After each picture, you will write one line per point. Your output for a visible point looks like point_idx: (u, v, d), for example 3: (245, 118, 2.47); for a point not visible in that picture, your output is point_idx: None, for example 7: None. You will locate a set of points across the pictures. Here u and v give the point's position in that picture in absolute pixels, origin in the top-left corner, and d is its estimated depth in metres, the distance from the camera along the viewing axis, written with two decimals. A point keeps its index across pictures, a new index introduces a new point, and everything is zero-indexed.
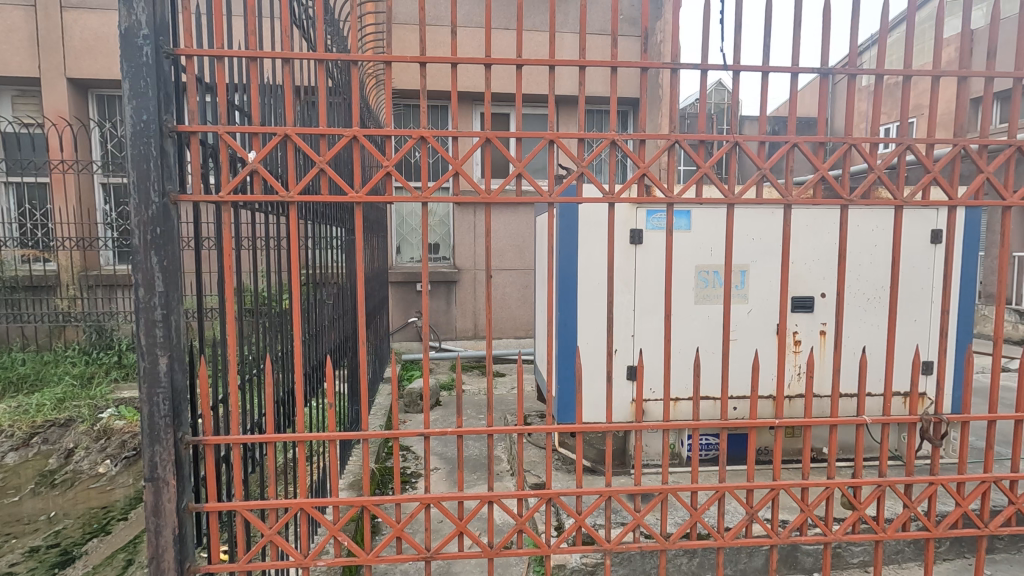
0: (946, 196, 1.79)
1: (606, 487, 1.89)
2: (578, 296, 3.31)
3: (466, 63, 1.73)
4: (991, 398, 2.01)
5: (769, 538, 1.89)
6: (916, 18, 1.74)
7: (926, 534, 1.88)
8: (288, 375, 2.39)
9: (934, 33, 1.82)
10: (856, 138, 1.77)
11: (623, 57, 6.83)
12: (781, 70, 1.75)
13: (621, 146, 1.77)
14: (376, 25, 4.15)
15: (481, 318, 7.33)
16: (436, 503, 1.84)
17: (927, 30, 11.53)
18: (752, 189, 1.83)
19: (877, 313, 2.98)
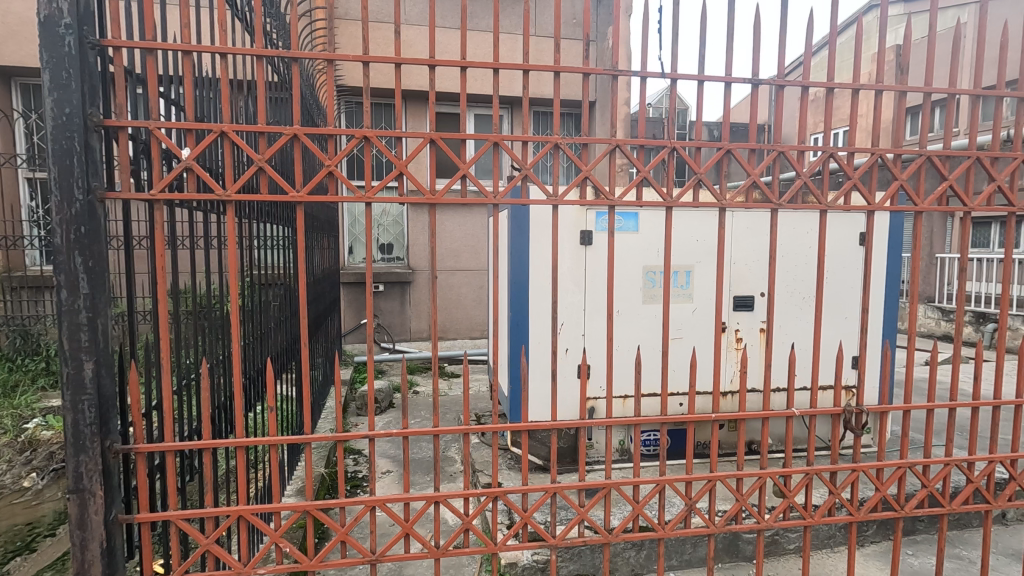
0: (865, 202, 1.90)
1: (552, 484, 1.91)
2: (529, 297, 3.34)
3: (410, 64, 1.70)
4: (907, 389, 2.15)
5: (706, 528, 1.96)
6: (835, 35, 1.85)
7: (850, 518, 1.99)
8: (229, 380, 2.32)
9: (857, 50, 1.93)
10: (784, 146, 1.87)
11: (565, 60, 6.98)
12: (715, 79, 1.81)
13: (565, 149, 1.79)
14: (321, 19, 4.07)
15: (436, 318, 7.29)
16: (381, 505, 1.81)
17: (855, 45, 12.25)
18: (690, 192, 1.90)
19: (808, 311, 3.15)
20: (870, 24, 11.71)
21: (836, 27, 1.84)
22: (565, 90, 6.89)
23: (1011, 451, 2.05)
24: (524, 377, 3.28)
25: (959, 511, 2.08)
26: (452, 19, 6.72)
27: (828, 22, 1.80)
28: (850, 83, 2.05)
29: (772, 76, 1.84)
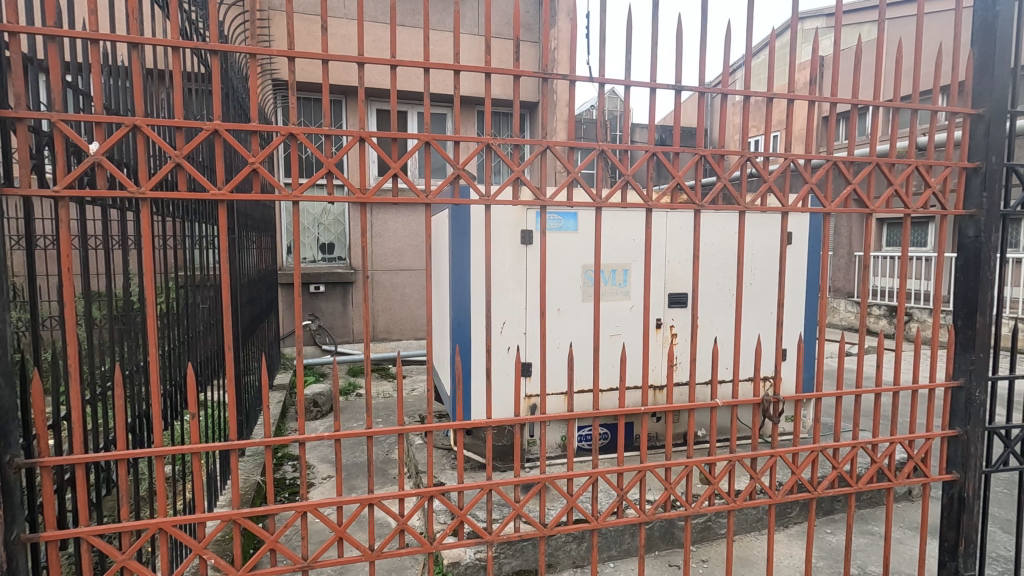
0: (779, 204, 2.02)
1: (488, 481, 1.91)
2: (470, 296, 3.36)
3: (338, 61, 1.66)
4: (821, 379, 2.31)
5: (638, 517, 2.02)
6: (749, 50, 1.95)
7: (769, 501, 2.12)
8: (143, 389, 2.21)
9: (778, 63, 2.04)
10: (705, 150, 1.96)
11: (497, 59, 7.08)
12: (640, 85, 1.86)
13: (496, 150, 1.81)
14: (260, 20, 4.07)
15: (380, 319, 7.18)
16: (312, 510, 1.76)
17: (782, 56, 12.98)
18: (619, 194, 1.96)
19: (746, 308, 3.32)
20: (796, 35, 12.43)
21: (753, 53, 1.93)
22: (496, 89, 7.00)
23: (909, 433, 2.23)
24: (468, 377, 3.30)
25: (867, 489, 2.25)
26: (380, 13, 6.66)
27: (744, 43, 1.89)
28: (764, 91, 2.16)
29: (695, 85, 1.90)
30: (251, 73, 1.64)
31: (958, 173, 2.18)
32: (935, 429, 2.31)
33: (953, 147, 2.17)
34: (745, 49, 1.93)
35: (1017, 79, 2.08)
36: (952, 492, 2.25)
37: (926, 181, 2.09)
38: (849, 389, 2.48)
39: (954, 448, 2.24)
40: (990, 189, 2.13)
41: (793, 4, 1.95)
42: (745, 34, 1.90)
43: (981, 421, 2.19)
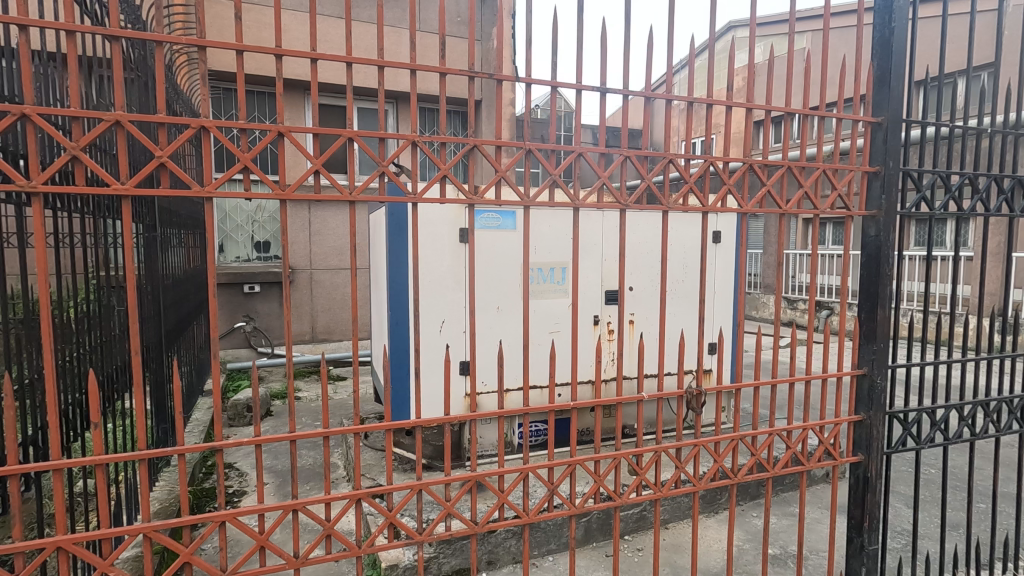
0: (700, 203, 2.10)
1: (417, 480, 1.86)
2: (409, 296, 3.34)
3: (254, 52, 1.56)
4: (739, 370, 2.43)
5: (568, 509, 2.05)
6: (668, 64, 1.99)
7: (694, 488, 2.20)
8: (36, 401, 2.09)
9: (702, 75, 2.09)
10: (630, 151, 1.99)
11: (422, 55, 7.07)
12: (566, 86, 1.87)
13: (422, 147, 1.78)
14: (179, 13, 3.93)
15: (319, 319, 7.01)
16: (231, 519, 1.65)
17: (712, 64, 13.57)
18: (546, 193, 1.98)
19: (679, 302, 3.46)
20: (720, 47, 13.08)
21: (674, 68, 2.00)
22: (422, 85, 7.01)
23: (820, 419, 2.38)
24: (406, 377, 3.29)
25: (783, 473, 2.38)
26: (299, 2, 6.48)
27: (667, 56, 1.94)
28: (685, 95, 2.21)
29: (619, 89, 1.92)
30: (154, 60, 1.51)
31: (861, 177, 2.34)
32: (843, 415, 2.47)
33: (856, 153, 2.33)
34: (667, 65, 1.99)
35: (913, 91, 2.24)
36: (858, 473, 2.42)
37: (833, 184, 2.23)
38: (766, 381, 2.65)
39: (860, 432, 2.41)
40: (889, 192, 2.30)
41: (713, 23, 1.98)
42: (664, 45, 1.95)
43: (882, 406, 2.37)
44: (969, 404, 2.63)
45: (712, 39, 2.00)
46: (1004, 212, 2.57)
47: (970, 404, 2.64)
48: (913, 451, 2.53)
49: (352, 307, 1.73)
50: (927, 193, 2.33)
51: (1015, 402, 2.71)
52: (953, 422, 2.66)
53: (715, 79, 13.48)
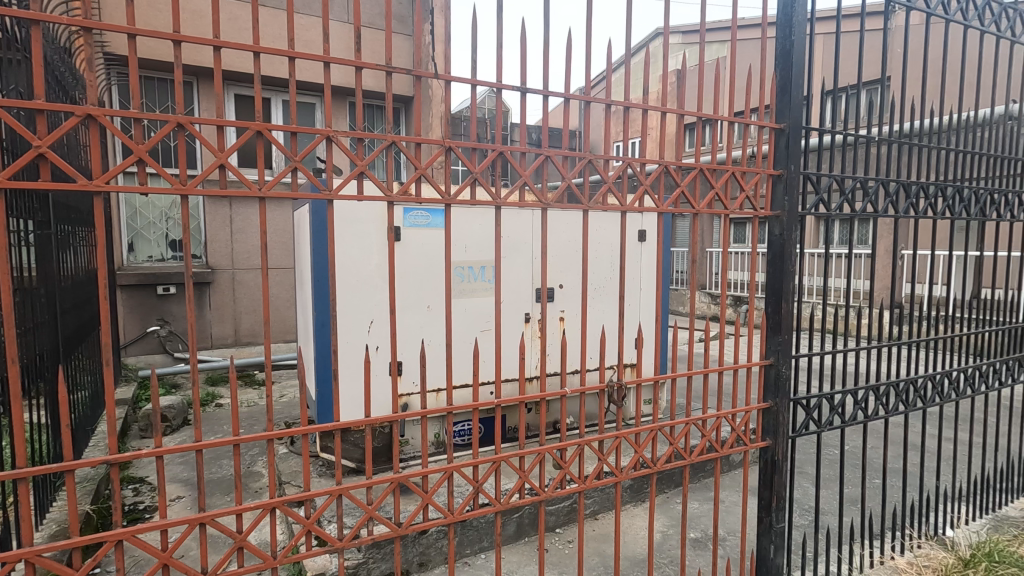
0: (618, 203, 2.18)
1: (337, 485, 1.79)
2: (336, 294, 3.29)
3: (147, 37, 1.45)
4: (657, 363, 2.54)
5: (493, 506, 2.05)
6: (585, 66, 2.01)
7: (616, 480, 2.27)
8: None
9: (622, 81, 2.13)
10: (549, 151, 2.02)
11: (335, 45, 6.86)
12: (486, 85, 1.85)
13: (337, 142, 1.72)
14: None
15: (243, 322, 6.68)
16: (129, 537, 1.53)
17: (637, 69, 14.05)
18: (467, 191, 1.96)
19: (604, 298, 3.58)
20: (645, 54, 13.55)
21: (593, 81, 2.04)
22: (336, 78, 6.83)
23: (732, 407, 2.51)
24: (332, 379, 3.25)
25: (699, 460, 2.50)
26: None
27: (585, 64, 1.97)
28: (603, 97, 2.25)
29: (540, 90, 1.92)
30: (30, 40, 1.37)
31: (767, 180, 2.49)
32: (753, 403, 2.63)
33: (762, 157, 2.47)
34: (586, 77, 2.02)
35: (810, 101, 2.41)
36: (767, 457, 2.58)
37: (741, 186, 2.36)
38: (685, 373, 2.78)
39: (768, 418, 2.56)
40: (792, 194, 2.46)
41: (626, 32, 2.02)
42: (581, 47, 1.97)
43: (786, 394, 2.54)
44: (862, 390, 2.87)
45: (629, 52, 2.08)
46: (890, 213, 2.81)
47: (863, 389, 2.88)
48: (815, 434, 2.72)
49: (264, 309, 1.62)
50: (825, 195, 2.52)
51: (902, 386, 2.98)
52: (849, 407, 2.89)
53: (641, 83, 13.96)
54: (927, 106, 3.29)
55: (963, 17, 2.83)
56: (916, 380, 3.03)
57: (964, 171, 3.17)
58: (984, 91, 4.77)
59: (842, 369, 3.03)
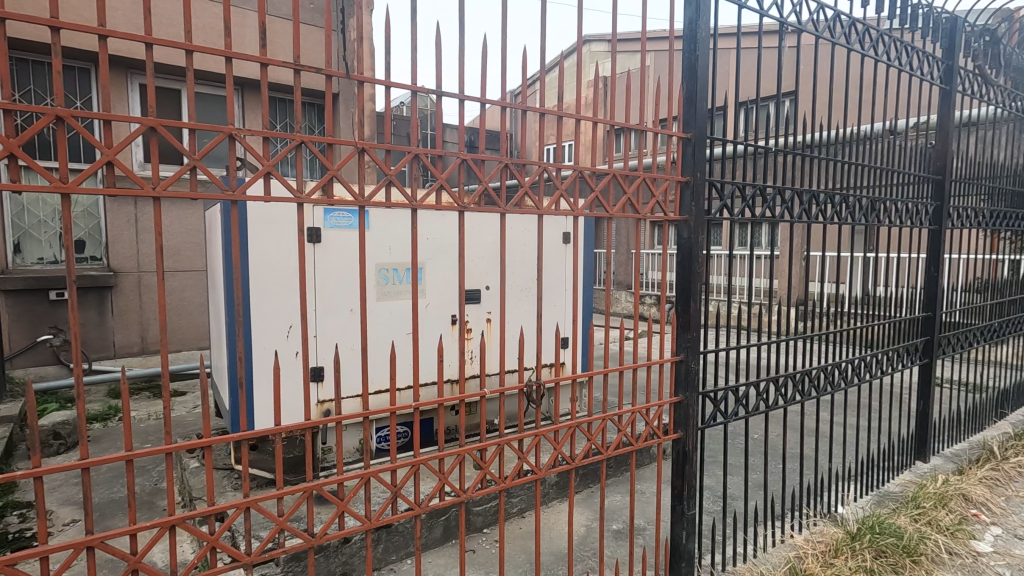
0: (535, 207, 2.22)
1: (244, 497, 1.70)
2: (252, 298, 3.17)
3: (18, 21, 1.32)
4: (575, 363, 2.63)
5: (412, 510, 2.02)
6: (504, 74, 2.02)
7: (536, 477, 2.32)
8: None
9: (538, 90, 2.16)
10: (466, 155, 2.03)
11: (240, 34, 6.55)
12: (401, 86, 1.81)
13: (241, 141, 1.62)
14: None
15: (151, 329, 6.24)
16: (3, 568, 1.38)
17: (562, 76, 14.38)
18: (383, 193, 1.93)
19: (528, 300, 3.67)
20: (571, 61, 13.91)
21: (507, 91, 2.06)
22: (245, 70, 6.51)
23: (646, 403, 2.63)
24: (250, 385, 3.14)
25: (616, 454, 2.59)
26: None
27: (501, 71, 1.99)
28: (519, 103, 2.28)
29: (456, 93, 1.91)
30: None
31: (675, 186, 2.62)
32: (666, 398, 2.76)
33: (671, 165, 2.61)
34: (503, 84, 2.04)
35: (713, 114, 2.57)
36: (678, 449, 2.72)
37: (652, 193, 2.47)
38: (603, 370, 2.89)
39: (679, 412, 2.71)
40: (698, 200, 2.61)
41: (542, 42, 2.06)
42: (498, 53, 1.98)
43: (695, 388, 2.69)
44: (764, 382, 3.07)
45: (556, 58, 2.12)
46: (786, 217, 3.02)
47: (765, 381, 3.09)
48: (723, 424, 2.90)
49: (158, 317, 1.50)
50: (728, 202, 2.70)
51: (798, 377, 3.23)
52: (753, 398, 3.08)
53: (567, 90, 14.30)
54: (825, 118, 3.56)
55: (846, 40, 3.10)
56: (811, 372, 3.30)
57: (850, 180, 3.48)
58: (868, 107, 5.25)
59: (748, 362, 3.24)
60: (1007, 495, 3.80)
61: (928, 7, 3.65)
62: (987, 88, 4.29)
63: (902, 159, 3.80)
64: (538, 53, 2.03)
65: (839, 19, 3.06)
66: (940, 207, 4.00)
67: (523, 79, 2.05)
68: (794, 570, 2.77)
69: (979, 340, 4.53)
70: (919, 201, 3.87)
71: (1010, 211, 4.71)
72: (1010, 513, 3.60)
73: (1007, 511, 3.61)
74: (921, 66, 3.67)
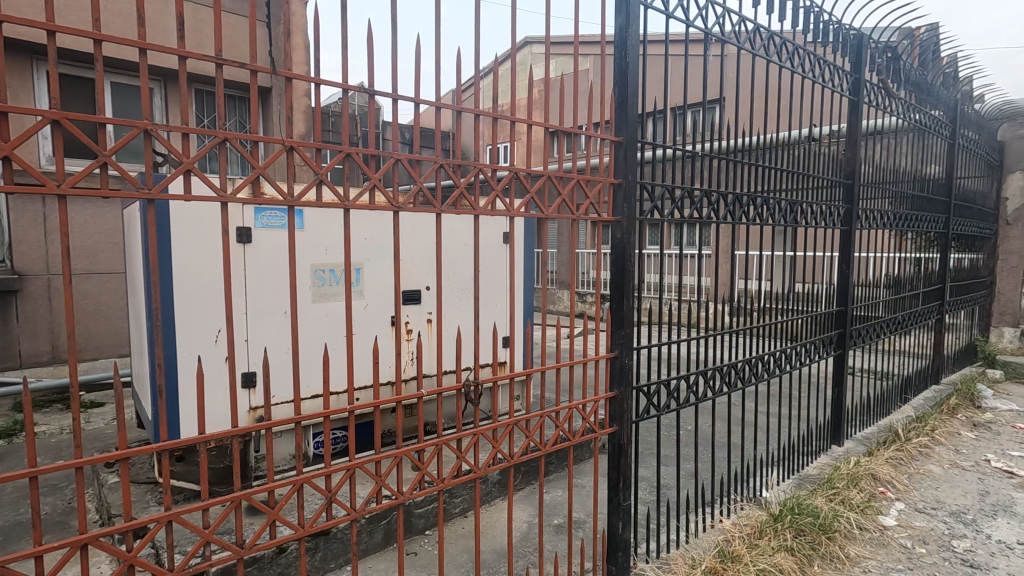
0: (471, 208, 2.23)
1: (166, 511, 1.60)
2: (177, 302, 3.02)
3: None
4: (512, 362, 2.66)
5: (348, 515, 1.98)
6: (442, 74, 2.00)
7: (475, 475, 2.33)
8: None
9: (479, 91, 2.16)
10: (400, 154, 2.01)
11: (160, 22, 6.20)
12: (330, 84, 1.77)
13: (158, 138, 1.53)
14: None
15: (63, 336, 5.80)
16: None
17: (502, 81, 14.55)
18: (314, 192, 1.88)
19: (466, 299, 3.69)
20: (511, 64, 14.05)
21: (441, 93, 2.04)
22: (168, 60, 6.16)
23: (582, 399, 2.69)
24: (176, 394, 3.01)
25: (554, 449, 2.64)
26: None
27: (435, 71, 1.97)
28: (454, 104, 2.28)
29: (389, 93, 1.88)
30: None
31: (609, 188, 2.71)
32: (602, 393, 2.84)
33: (603, 167, 2.69)
34: (437, 87, 2.02)
35: (643, 120, 2.67)
36: (614, 442, 2.80)
37: (586, 194, 2.54)
38: (542, 367, 2.95)
39: (615, 406, 2.80)
40: (630, 201, 2.70)
41: (477, 43, 2.06)
42: (432, 53, 1.96)
43: (629, 382, 2.79)
44: (694, 375, 3.22)
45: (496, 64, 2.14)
46: (713, 218, 3.18)
47: (694, 374, 3.24)
48: (656, 417, 3.01)
49: (66, 325, 1.39)
50: (658, 203, 2.82)
51: (725, 370, 3.40)
52: (684, 391, 3.22)
53: (507, 91, 14.41)
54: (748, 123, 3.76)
55: (765, 51, 3.31)
56: (737, 364, 3.48)
57: (772, 184, 3.69)
58: (788, 114, 5.60)
59: (680, 356, 3.38)
60: (909, 473, 4.18)
61: (837, 23, 3.94)
62: (890, 100, 4.68)
63: (818, 164, 4.07)
64: (476, 55, 2.03)
65: (758, 32, 3.27)
66: (850, 209, 4.33)
67: (460, 82, 2.06)
68: (722, 553, 2.91)
69: (886, 332, 4.93)
70: (832, 203, 4.17)
71: (911, 213, 5.15)
72: (912, 489, 3.95)
73: (909, 488, 3.96)
74: (832, 78, 3.96)
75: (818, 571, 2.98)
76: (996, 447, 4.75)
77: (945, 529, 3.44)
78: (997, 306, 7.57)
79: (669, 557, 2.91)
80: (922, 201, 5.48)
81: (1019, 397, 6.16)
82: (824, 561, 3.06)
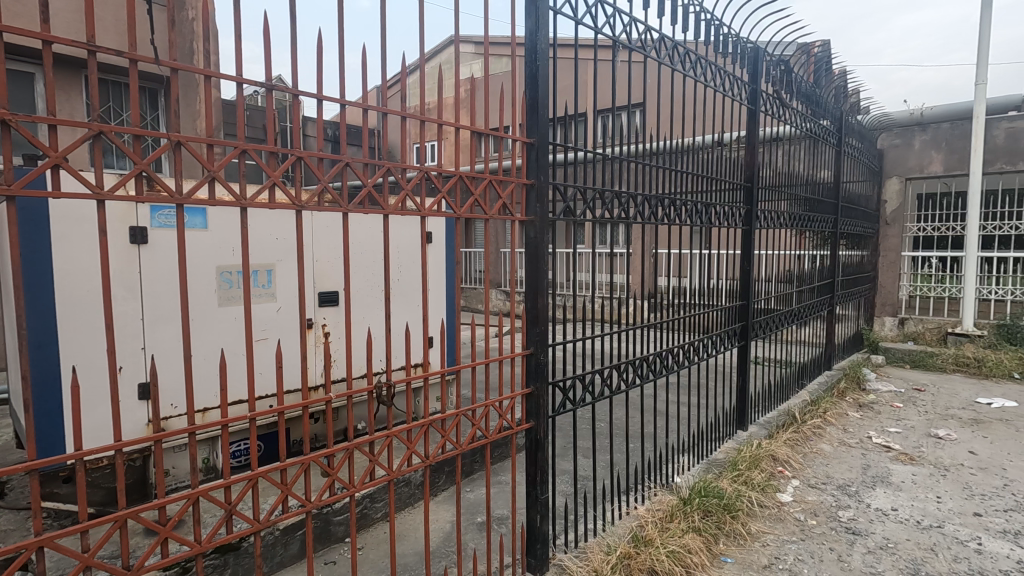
0: (380, 207, 2.19)
1: (36, 537, 1.44)
2: (59, 310, 2.80)
3: None
4: (426, 362, 2.63)
5: (252, 528, 1.87)
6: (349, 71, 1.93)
7: (389, 478, 2.28)
8: None
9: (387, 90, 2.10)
10: (302, 151, 1.92)
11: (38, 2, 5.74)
12: (222, 77, 1.66)
13: (19, 129, 1.38)
14: None
15: None
16: None
17: (426, 81, 14.40)
18: (206, 191, 1.77)
19: (381, 300, 3.65)
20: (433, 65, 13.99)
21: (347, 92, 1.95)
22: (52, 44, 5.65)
23: (499, 396, 2.72)
24: (60, 409, 2.81)
25: (471, 448, 2.64)
26: None
27: (340, 66, 1.88)
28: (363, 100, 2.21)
29: (287, 88, 1.79)
30: None
31: (522, 189, 2.75)
32: (518, 390, 2.88)
33: (516, 168, 2.73)
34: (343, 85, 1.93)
35: (553, 123, 2.73)
36: (532, 437, 2.86)
37: (499, 194, 2.58)
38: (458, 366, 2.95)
39: (531, 403, 2.86)
40: (542, 202, 2.76)
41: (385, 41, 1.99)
42: (338, 48, 1.87)
43: (544, 378, 2.85)
44: (608, 369, 3.32)
45: (422, 61, 2.11)
46: (625, 219, 3.30)
47: (608, 368, 3.34)
48: (572, 411, 3.10)
49: None
50: (569, 203, 2.90)
51: (637, 363, 3.54)
52: (599, 384, 3.33)
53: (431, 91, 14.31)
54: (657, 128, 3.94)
55: (670, 60, 3.49)
56: (649, 357, 3.63)
57: (680, 186, 3.88)
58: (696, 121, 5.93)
59: (595, 350, 3.48)
60: (804, 452, 4.56)
61: (736, 36, 4.23)
62: (785, 110, 5.07)
63: (721, 167, 4.33)
64: (385, 53, 1.98)
65: (663, 41, 3.46)
66: (750, 210, 4.64)
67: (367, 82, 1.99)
68: (636, 538, 3.04)
69: (783, 323, 5.35)
70: (733, 204, 4.43)
71: (804, 214, 5.61)
72: (806, 467, 4.31)
73: (804, 466, 4.32)
74: (732, 87, 4.24)
75: (723, 548, 3.20)
76: (877, 425, 5.28)
77: (833, 502, 3.79)
78: (879, 298, 8.39)
79: (586, 545, 3.01)
80: (815, 203, 5.97)
81: (896, 379, 6.87)
82: (728, 539, 3.29)
